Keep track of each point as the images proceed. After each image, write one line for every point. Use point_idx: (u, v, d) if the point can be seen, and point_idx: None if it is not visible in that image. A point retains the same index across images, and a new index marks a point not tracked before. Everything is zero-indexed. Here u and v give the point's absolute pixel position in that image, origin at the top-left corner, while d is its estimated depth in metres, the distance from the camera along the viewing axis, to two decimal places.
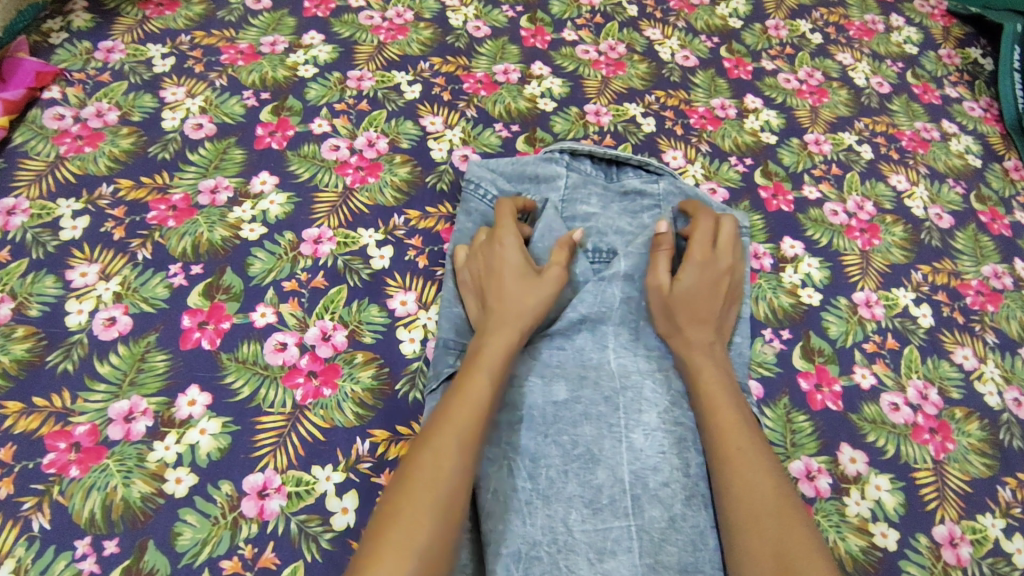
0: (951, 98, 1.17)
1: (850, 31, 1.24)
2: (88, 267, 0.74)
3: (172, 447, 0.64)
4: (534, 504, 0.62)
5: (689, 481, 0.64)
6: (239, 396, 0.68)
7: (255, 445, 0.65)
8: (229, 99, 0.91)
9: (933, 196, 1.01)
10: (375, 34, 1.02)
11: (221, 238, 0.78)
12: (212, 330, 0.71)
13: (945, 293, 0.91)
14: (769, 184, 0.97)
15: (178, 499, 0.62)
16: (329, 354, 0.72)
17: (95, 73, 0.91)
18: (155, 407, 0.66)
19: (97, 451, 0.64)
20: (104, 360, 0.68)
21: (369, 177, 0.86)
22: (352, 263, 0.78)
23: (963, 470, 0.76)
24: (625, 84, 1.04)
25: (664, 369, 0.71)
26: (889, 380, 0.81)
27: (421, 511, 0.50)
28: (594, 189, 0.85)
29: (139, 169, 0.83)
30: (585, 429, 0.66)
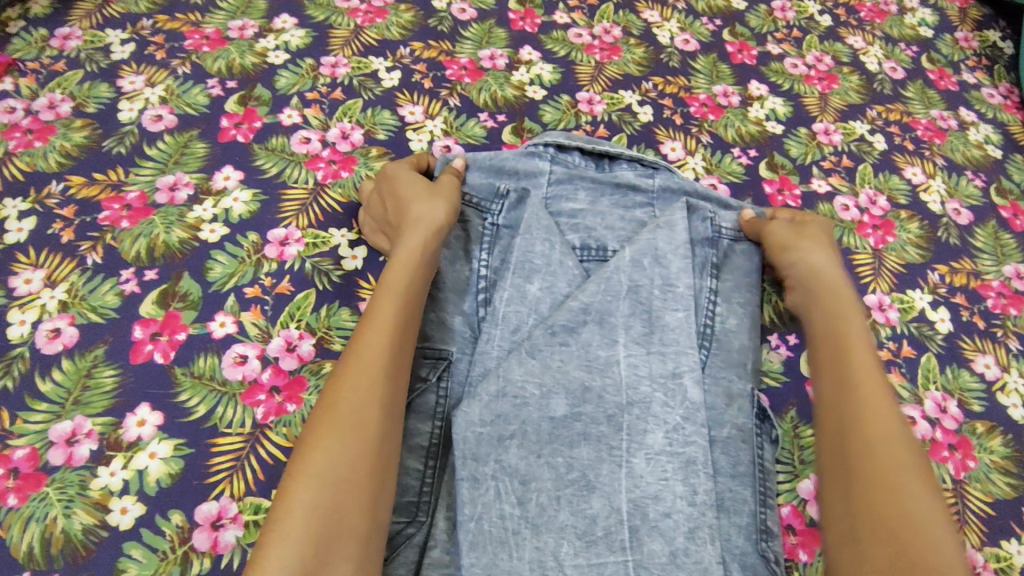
0: (969, 84, 1.10)
1: (862, 12, 1.17)
2: (33, 273, 0.68)
3: (118, 473, 0.59)
4: (521, 535, 0.57)
5: (695, 511, 0.58)
6: (194, 415, 0.62)
7: (211, 469, 0.60)
8: (192, 88, 0.84)
9: (951, 190, 0.94)
10: (352, 17, 0.95)
11: (179, 240, 0.72)
12: (166, 342, 0.65)
13: (964, 295, 0.84)
14: (775, 177, 0.90)
15: (123, 532, 0.56)
16: (294, 367, 0.66)
17: (49, 62, 0.85)
18: (100, 429, 0.60)
19: (36, 478, 0.58)
20: (47, 376, 0.63)
21: (342, 172, 0.80)
22: (321, 264, 0.72)
23: (986, 490, 0.71)
24: (620, 70, 0.97)
25: (679, 375, 0.63)
26: (905, 392, 0.75)
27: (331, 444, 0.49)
28: (582, 183, 0.78)
29: (92, 165, 0.76)
30: (582, 451, 0.60)
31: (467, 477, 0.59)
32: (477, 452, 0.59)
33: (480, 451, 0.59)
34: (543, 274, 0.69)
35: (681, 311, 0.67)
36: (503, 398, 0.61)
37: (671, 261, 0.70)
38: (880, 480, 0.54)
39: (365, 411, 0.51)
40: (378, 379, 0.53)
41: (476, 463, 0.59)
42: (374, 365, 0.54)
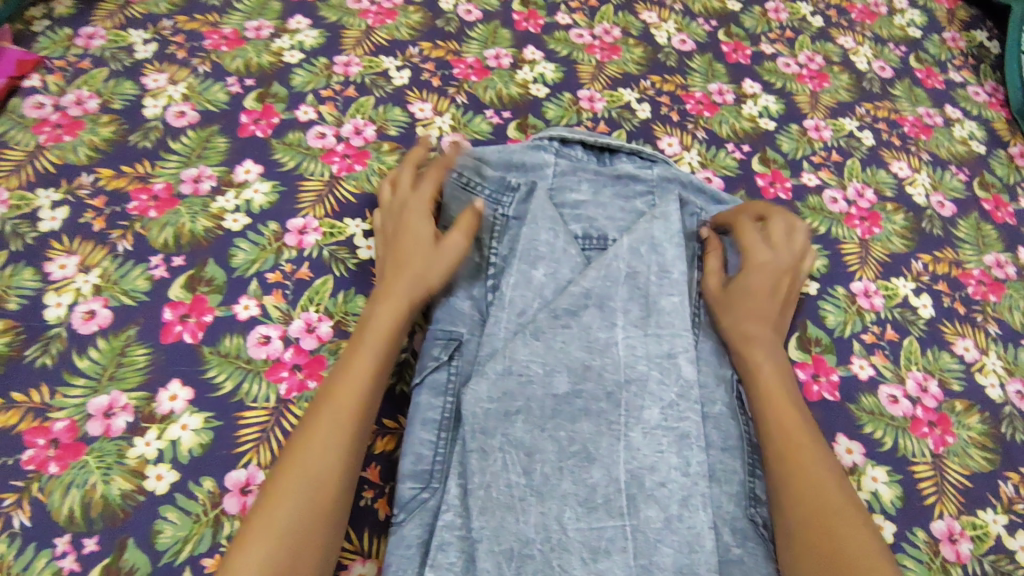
0: (955, 83, 1.15)
1: (853, 14, 1.21)
2: (67, 259, 0.72)
3: (152, 443, 0.63)
4: (527, 502, 0.61)
5: (688, 481, 0.62)
6: (222, 391, 0.66)
7: (239, 440, 0.64)
8: (212, 86, 0.89)
9: (936, 183, 0.99)
10: (364, 18, 0.99)
11: (203, 228, 0.76)
12: (194, 323, 0.70)
13: (946, 283, 0.89)
14: (768, 171, 0.95)
15: (158, 497, 0.61)
16: (314, 347, 0.70)
17: (76, 60, 0.89)
18: (135, 403, 0.65)
19: (76, 448, 0.62)
20: (84, 355, 0.67)
21: (356, 165, 0.84)
22: (338, 252, 0.77)
23: (963, 464, 0.75)
24: (620, 69, 1.02)
25: (674, 356, 0.68)
26: (889, 372, 0.79)
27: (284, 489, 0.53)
28: (584, 175, 0.83)
29: (119, 158, 0.81)
30: (583, 425, 0.64)
31: (477, 448, 0.63)
32: (485, 425, 0.64)
33: (488, 424, 0.64)
34: (547, 260, 0.74)
35: (676, 296, 0.72)
36: (509, 376, 0.65)
37: (668, 250, 0.74)
38: (791, 482, 0.60)
39: (323, 458, 0.55)
40: (338, 424, 0.57)
41: (484, 436, 0.63)
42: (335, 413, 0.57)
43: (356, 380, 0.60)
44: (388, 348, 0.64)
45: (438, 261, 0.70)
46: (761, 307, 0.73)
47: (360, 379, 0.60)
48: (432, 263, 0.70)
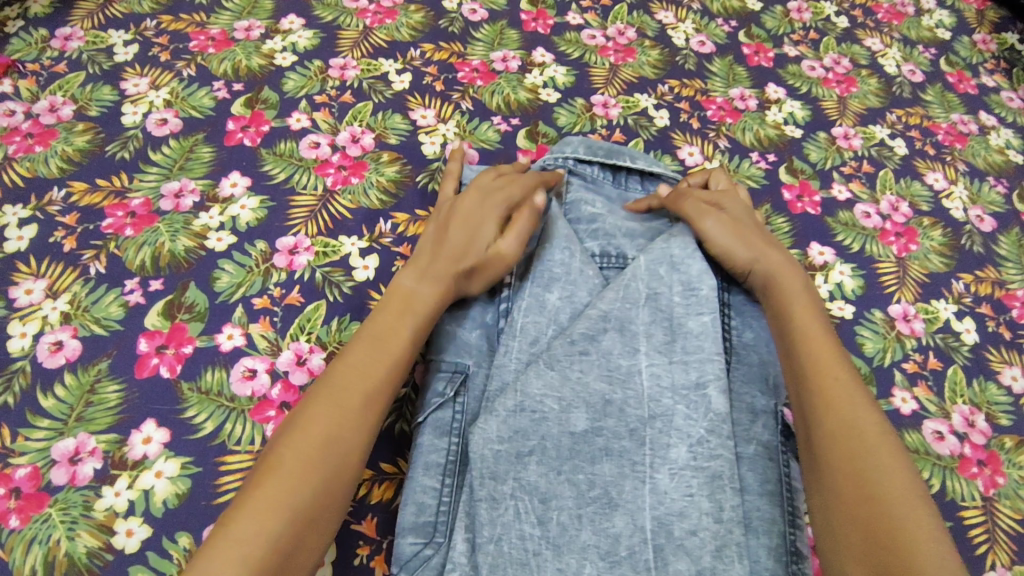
0: (988, 88, 1.08)
1: (879, 14, 1.15)
2: (34, 283, 0.66)
3: (123, 493, 0.56)
4: (543, 557, 0.55)
5: (721, 529, 0.55)
6: (201, 433, 0.60)
7: (219, 489, 0.58)
8: (198, 91, 0.82)
9: (974, 197, 0.92)
10: (361, 17, 0.92)
11: (184, 248, 0.69)
12: (171, 355, 0.63)
13: (989, 305, 0.82)
14: (795, 183, 0.88)
15: (128, 555, 0.54)
16: (305, 381, 0.63)
17: (50, 64, 0.83)
18: (104, 447, 0.58)
19: (38, 499, 0.56)
20: (49, 392, 0.60)
21: (352, 178, 0.77)
22: (332, 275, 0.70)
23: (1015, 508, 0.69)
24: (635, 72, 0.95)
25: (703, 385, 0.61)
26: (933, 406, 0.73)
27: (297, 458, 0.49)
28: (599, 192, 0.77)
29: (95, 171, 0.74)
30: (604, 468, 0.58)
31: (486, 497, 0.56)
32: (496, 470, 0.57)
33: (499, 469, 0.57)
34: (562, 283, 0.67)
35: (706, 314, 0.65)
36: (521, 413, 0.59)
37: (691, 268, 0.68)
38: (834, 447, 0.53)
39: (340, 437, 0.51)
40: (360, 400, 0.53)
41: (495, 482, 0.57)
42: (357, 388, 0.53)
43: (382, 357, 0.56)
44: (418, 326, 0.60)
45: (490, 269, 0.66)
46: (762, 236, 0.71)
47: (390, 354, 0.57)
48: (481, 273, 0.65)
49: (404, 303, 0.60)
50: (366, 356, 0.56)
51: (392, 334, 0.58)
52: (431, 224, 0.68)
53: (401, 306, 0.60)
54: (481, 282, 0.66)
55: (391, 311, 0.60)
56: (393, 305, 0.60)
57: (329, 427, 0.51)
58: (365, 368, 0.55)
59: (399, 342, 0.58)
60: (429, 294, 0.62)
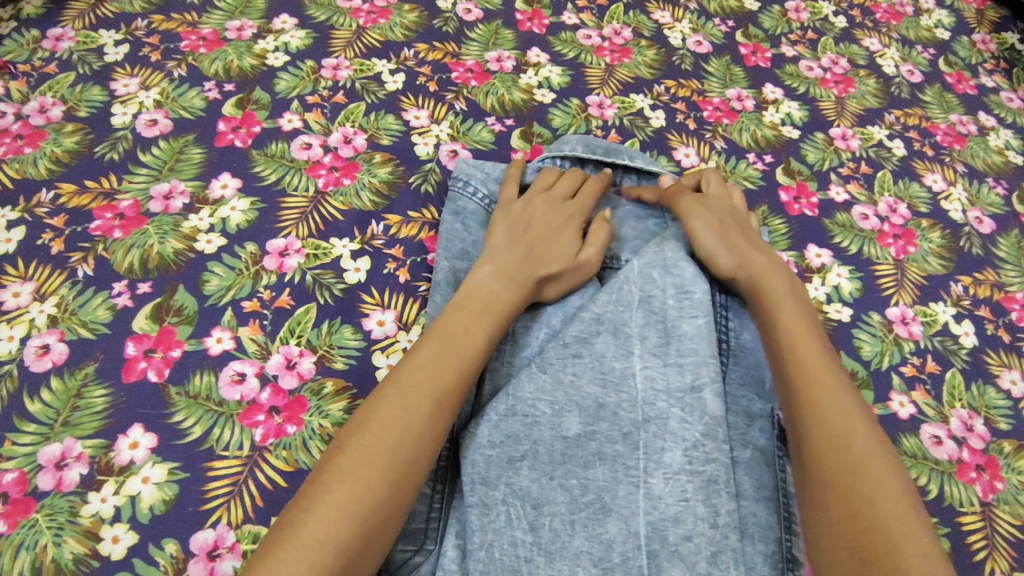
0: (987, 88, 1.07)
1: (877, 13, 1.14)
2: (22, 286, 0.65)
3: (109, 499, 0.56)
4: (535, 564, 0.54)
5: (717, 535, 0.54)
6: (189, 437, 0.59)
7: (207, 495, 0.57)
8: (188, 91, 0.81)
9: (973, 198, 0.92)
10: (355, 17, 0.92)
11: (173, 251, 0.69)
12: (160, 359, 0.62)
13: (988, 308, 0.81)
14: (792, 184, 0.87)
15: (114, 562, 0.53)
16: (294, 385, 0.63)
17: (40, 64, 0.82)
18: (90, 452, 0.57)
19: (24, 505, 0.55)
20: (35, 396, 0.60)
21: (344, 179, 0.77)
22: (323, 277, 0.69)
23: (1014, 513, 0.68)
24: (631, 73, 0.94)
25: (698, 389, 0.60)
26: (931, 410, 0.72)
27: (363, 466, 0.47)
28: (594, 194, 0.77)
29: (84, 172, 0.73)
30: (597, 472, 0.57)
31: (476, 503, 0.56)
32: (487, 475, 0.57)
33: (490, 474, 0.57)
34: (555, 286, 0.67)
35: (699, 317, 0.64)
36: (513, 417, 0.59)
37: (684, 269, 0.67)
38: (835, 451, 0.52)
39: (414, 432, 0.50)
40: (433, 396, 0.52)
41: (486, 488, 0.56)
42: (425, 391, 0.52)
43: (451, 357, 0.55)
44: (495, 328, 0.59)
45: (572, 275, 0.67)
46: (751, 240, 0.70)
47: (465, 353, 0.56)
48: (563, 275, 0.66)
49: (484, 303, 0.60)
50: (438, 353, 0.55)
51: (466, 334, 0.57)
52: (503, 226, 0.68)
53: (482, 305, 0.60)
54: (558, 287, 0.66)
55: (466, 309, 0.59)
56: (469, 303, 0.60)
57: (405, 425, 0.50)
58: (438, 366, 0.54)
59: (473, 344, 0.57)
60: (509, 295, 0.62)
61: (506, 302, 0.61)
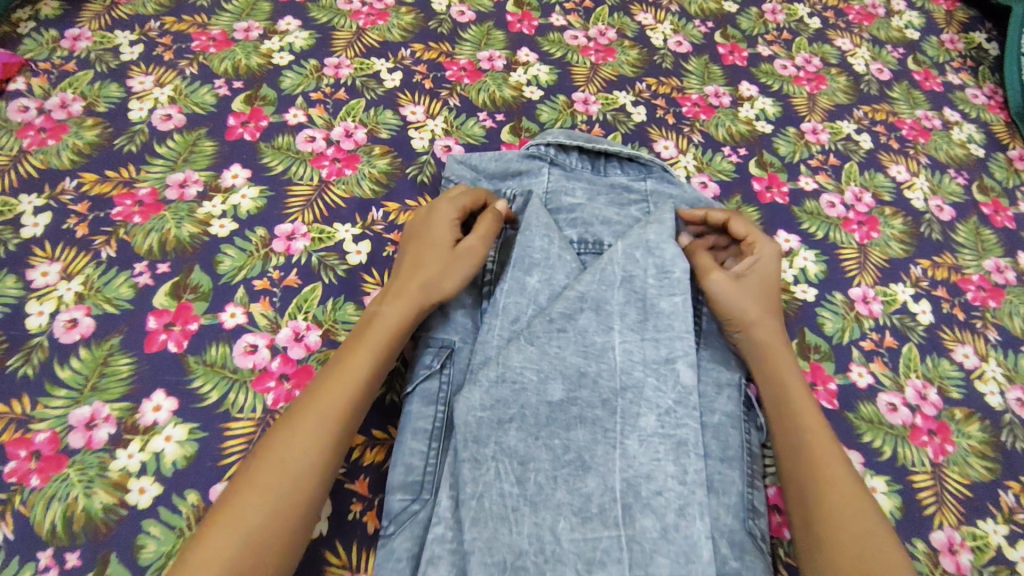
0: (953, 85, 1.14)
1: (850, 15, 1.20)
2: (50, 266, 0.71)
3: (135, 455, 0.62)
4: (520, 512, 0.59)
5: (684, 489, 0.60)
6: (206, 401, 0.65)
7: (224, 452, 0.63)
8: (200, 88, 0.87)
9: (934, 187, 0.98)
10: (355, 19, 0.98)
11: (189, 234, 0.74)
12: (178, 331, 0.68)
13: (945, 289, 0.88)
14: (764, 175, 0.93)
15: (141, 510, 0.59)
16: (302, 356, 0.68)
17: (60, 62, 0.87)
18: (118, 414, 0.63)
19: (57, 460, 0.61)
20: (65, 364, 0.65)
21: (346, 170, 0.83)
22: (327, 259, 0.75)
23: (963, 474, 0.74)
24: (615, 71, 1.00)
25: (672, 362, 0.66)
26: (887, 380, 0.78)
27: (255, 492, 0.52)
28: (579, 182, 0.81)
29: (104, 162, 0.79)
30: (578, 434, 0.63)
31: (468, 458, 0.61)
32: (478, 434, 0.62)
33: (480, 433, 0.62)
34: (541, 267, 0.72)
35: (677, 296, 0.69)
36: (502, 383, 0.64)
37: (665, 250, 0.72)
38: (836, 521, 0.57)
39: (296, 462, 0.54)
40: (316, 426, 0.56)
41: (476, 445, 0.62)
42: (313, 421, 0.56)
43: (334, 386, 0.58)
44: (375, 354, 0.61)
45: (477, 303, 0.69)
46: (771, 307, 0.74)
47: (348, 381, 0.59)
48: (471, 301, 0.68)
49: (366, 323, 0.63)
50: (330, 385, 0.58)
51: (347, 367, 0.60)
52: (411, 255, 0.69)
53: (376, 337, 0.62)
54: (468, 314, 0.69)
55: (360, 338, 0.62)
56: (369, 331, 0.63)
57: (288, 453, 0.54)
58: (325, 392, 0.58)
59: (359, 368, 0.60)
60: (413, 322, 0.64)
61: (387, 325, 0.63)
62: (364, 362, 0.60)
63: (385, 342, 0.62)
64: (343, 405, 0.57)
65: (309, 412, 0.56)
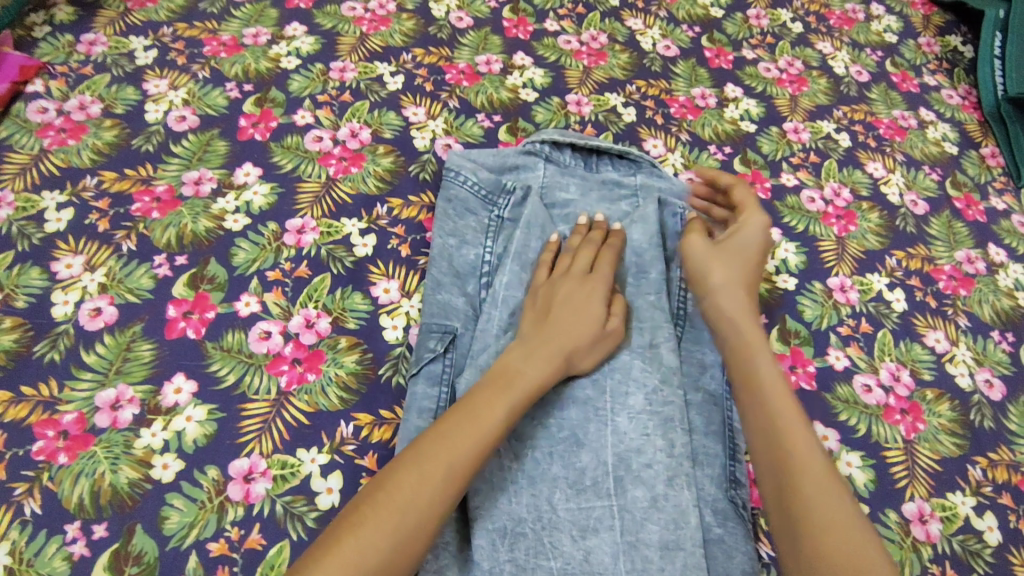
0: (929, 86, 1.19)
1: (831, 20, 1.26)
2: (73, 259, 0.75)
3: (158, 434, 0.66)
4: (519, 484, 0.64)
5: (673, 461, 0.65)
6: (224, 384, 0.69)
7: (242, 431, 0.67)
8: (212, 91, 0.91)
9: (910, 183, 1.03)
10: (358, 25, 1.02)
11: (205, 229, 0.79)
12: (197, 319, 0.72)
13: (919, 278, 0.93)
14: (748, 172, 0.98)
15: (164, 484, 0.63)
16: (313, 341, 0.73)
17: (77, 66, 0.92)
18: (141, 396, 0.68)
19: (84, 439, 0.65)
20: (90, 350, 0.70)
21: (352, 168, 0.87)
22: (335, 251, 0.79)
23: (933, 449, 0.79)
24: (606, 74, 1.05)
25: (656, 346, 0.72)
26: (863, 363, 0.83)
27: (376, 520, 0.51)
28: (572, 178, 0.86)
29: (122, 161, 0.83)
30: (570, 413, 0.68)
31: None
32: None
33: None
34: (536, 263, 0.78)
35: (653, 294, 0.76)
36: None
37: (648, 251, 0.79)
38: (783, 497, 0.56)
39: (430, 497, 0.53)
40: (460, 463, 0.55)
41: None
42: (442, 459, 0.55)
43: (472, 431, 0.57)
44: (515, 404, 0.61)
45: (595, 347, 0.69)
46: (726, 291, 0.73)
47: (482, 425, 0.58)
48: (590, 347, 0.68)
49: (507, 381, 0.62)
50: (459, 426, 0.58)
51: (488, 410, 0.60)
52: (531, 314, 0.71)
53: (502, 386, 0.62)
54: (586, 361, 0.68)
55: (492, 385, 0.62)
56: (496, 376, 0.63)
57: (425, 486, 0.53)
58: (458, 437, 0.57)
59: (492, 420, 0.59)
60: (533, 373, 0.64)
61: (531, 378, 0.63)
62: (495, 409, 0.60)
63: (528, 394, 0.62)
64: (481, 453, 0.57)
65: (437, 447, 0.56)
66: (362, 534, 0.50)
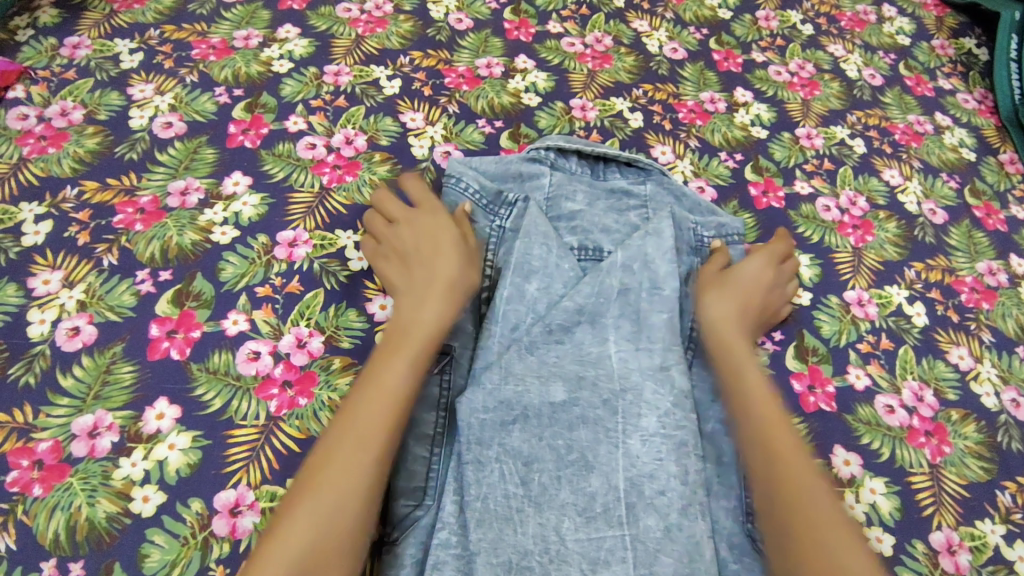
0: (944, 90, 1.15)
1: (842, 21, 1.22)
2: (51, 274, 0.71)
3: (139, 463, 0.62)
4: (525, 513, 0.60)
5: (687, 489, 0.61)
6: (210, 409, 0.65)
7: (228, 459, 0.63)
8: (200, 96, 0.87)
9: (927, 191, 0.99)
10: (354, 27, 0.98)
11: (191, 242, 0.75)
12: (181, 339, 0.68)
13: (939, 291, 0.89)
14: (760, 180, 0.94)
15: (145, 519, 0.59)
16: (305, 362, 0.69)
17: (59, 70, 0.87)
18: (121, 422, 0.63)
19: (60, 469, 0.61)
20: (68, 372, 0.66)
21: (346, 176, 0.83)
22: (329, 265, 0.75)
23: (960, 474, 0.75)
24: (612, 78, 1.01)
25: (666, 368, 0.66)
26: (884, 382, 0.79)
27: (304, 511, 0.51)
28: (579, 186, 0.82)
29: (105, 170, 0.79)
30: (581, 434, 0.63)
31: (472, 460, 0.62)
32: (481, 437, 0.63)
33: (485, 436, 0.63)
34: (540, 274, 0.73)
35: (666, 313, 0.70)
36: (506, 384, 0.65)
37: (660, 266, 0.72)
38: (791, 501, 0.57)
39: (362, 467, 0.54)
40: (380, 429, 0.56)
41: (480, 447, 0.63)
42: (349, 437, 0.55)
43: (377, 400, 0.57)
44: (413, 359, 0.61)
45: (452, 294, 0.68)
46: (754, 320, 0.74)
47: (387, 392, 0.58)
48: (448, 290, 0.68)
49: (394, 342, 0.63)
50: (360, 400, 0.58)
51: (390, 377, 0.59)
52: (398, 266, 0.72)
53: (394, 347, 0.62)
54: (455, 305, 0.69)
55: (384, 352, 0.62)
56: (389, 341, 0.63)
57: (352, 464, 0.54)
58: (367, 410, 0.57)
59: (397, 381, 0.59)
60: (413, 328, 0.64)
61: (424, 331, 0.63)
62: (397, 374, 0.60)
63: (424, 346, 0.62)
64: (389, 415, 0.57)
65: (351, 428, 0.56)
66: (292, 523, 0.50)
